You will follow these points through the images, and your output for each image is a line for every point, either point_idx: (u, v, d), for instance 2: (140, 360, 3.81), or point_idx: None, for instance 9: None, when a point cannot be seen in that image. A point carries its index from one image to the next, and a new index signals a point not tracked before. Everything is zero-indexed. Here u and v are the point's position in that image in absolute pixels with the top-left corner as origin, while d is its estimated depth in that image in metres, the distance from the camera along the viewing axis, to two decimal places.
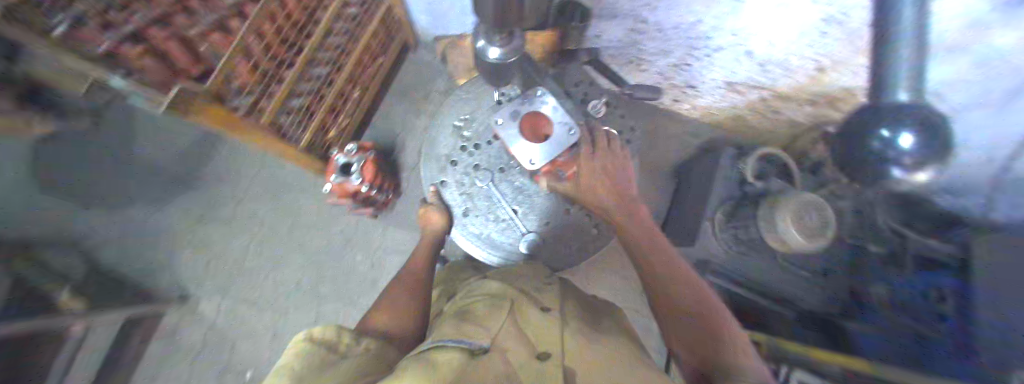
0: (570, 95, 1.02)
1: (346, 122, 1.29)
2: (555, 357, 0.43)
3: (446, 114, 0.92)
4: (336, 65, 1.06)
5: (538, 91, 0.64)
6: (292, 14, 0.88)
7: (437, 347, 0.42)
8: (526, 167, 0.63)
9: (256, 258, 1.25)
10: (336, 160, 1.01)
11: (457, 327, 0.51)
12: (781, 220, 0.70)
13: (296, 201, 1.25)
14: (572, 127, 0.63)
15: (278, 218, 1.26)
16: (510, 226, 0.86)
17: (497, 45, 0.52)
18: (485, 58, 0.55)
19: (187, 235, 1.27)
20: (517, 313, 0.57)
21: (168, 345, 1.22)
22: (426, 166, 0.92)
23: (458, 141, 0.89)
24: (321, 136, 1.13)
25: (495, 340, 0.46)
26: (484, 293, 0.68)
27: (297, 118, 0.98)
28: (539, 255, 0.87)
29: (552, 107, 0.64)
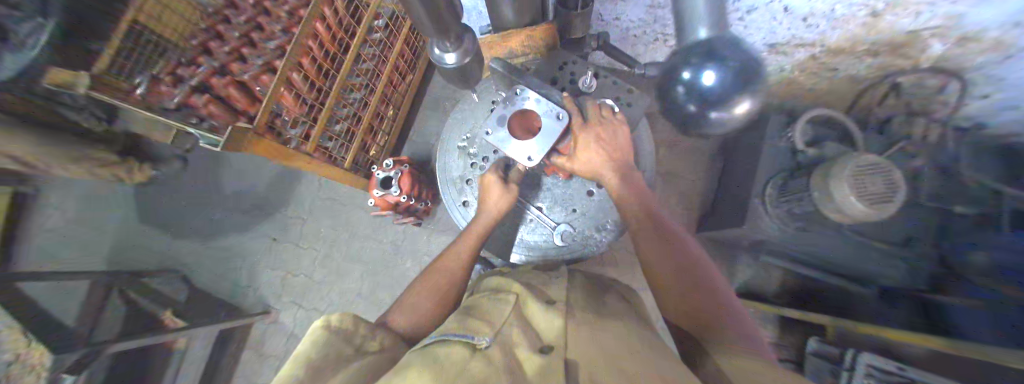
0: (559, 78, 1.04)
1: (386, 139, 1.67)
2: (557, 350, 0.46)
3: (450, 140, 1.11)
4: (370, 88, 1.44)
5: (518, 90, 0.78)
6: (325, 47, 1.24)
7: (440, 342, 0.47)
8: (525, 163, 0.76)
9: (328, 267, 1.67)
10: (377, 175, 1.22)
11: (462, 320, 0.56)
12: (835, 182, 0.71)
13: (354, 214, 1.67)
14: (558, 111, 0.76)
15: (338, 228, 1.67)
16: (538, 225, 1.02)
17: (450, 52, 0.70)
18: (443, 64, 0.72)
19: (275, 249, 1.75)
20: (522, 305, 0.62)
21: (263, 344, 1.71)
22: (445, 191, 1.09)
23: (467, 160, 1.08)
24: (363, 155, 1.54)
25: (497, 335, 0.48)
26: (494, 288, 0.75)
27: (339, 141, 1.40)
28: (565, 248, 1.01)
29: (533, 101, 0.77)
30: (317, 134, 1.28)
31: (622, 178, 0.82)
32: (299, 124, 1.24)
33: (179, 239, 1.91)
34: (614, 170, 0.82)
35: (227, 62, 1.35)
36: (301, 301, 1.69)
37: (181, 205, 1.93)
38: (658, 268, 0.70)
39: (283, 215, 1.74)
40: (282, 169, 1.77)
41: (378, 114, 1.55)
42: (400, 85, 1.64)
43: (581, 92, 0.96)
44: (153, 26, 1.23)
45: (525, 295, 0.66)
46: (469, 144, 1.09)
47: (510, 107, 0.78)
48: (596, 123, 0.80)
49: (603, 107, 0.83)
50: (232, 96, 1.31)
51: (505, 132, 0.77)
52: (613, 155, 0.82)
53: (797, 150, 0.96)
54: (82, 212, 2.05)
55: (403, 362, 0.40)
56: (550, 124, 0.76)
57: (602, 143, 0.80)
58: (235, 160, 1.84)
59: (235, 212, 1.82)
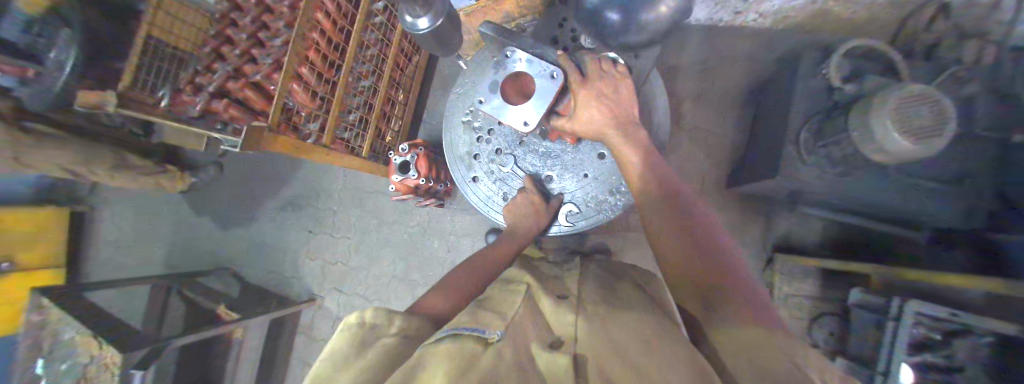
0: (557, 41, 0.97)
1: (400, 125, 1.68)
2: (568, 347, 0.44)
3: (453, 116, 1.10)
4: (377, 72, 1.43)
5: (509, 53, 0.75)
6: (327, 34, 1.25)
7: (452, 333, 0.47)
8: (522, 129, 0.75)
9: (360, 254, 1.75)
10: (395, 161, 1.23)
11: (474, 314, 0.57)
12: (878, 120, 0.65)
13: (378, 202, 1.72)
14: (551, 70, 0.73)
15: (366, 217, 1.73)
16: (555, 191, 1.02)
17: (423, 14, 0.68)
18: (416, 29, 0.71)
19: (307, 240, 1.85)
20: (534, 302, 0.63)
21: (313, 330, 1.84)
22: (455, 168, 1.10)
23: (473, 134, 1.07)
24: (379, 143, 1.56)
25: (508, 327, 0.49)
26: (508, 278, 0.78)
27: (355, 131, 1.42)
28: (586, 213, 1.01)
29: (524, 62, 0.75)
30: (332, 126, 1.31)
31: (630, 137, 0.75)
32: (316, 118, 1.30)
33: (222, 239, 2.05)
34: (617, 126, 0.74)
35: (239, 65, 1.38)
36: (340, 288, 1.79)
37: (219, 207, 2.06)
38: (668, 237, 0.66)
39: (314, 209, 1.82)
40: (306, 164, 1.83)
41: (389, 99, 1.54)
42: (407, 68, 1.62)
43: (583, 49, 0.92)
44: (165, 38, 1.35)
45: (538, 290, 0.68)
46: (473, 118, 1.07)
47: (502, 71, 0.77)
48: (597, 76, 0.74)
49: (603, 60, 0.76)
50: (248, 97, 1.34)
51: (499, 100, 0.77)
52: (615, 112, 0.75)
53: (833, 87, 0.87)
54: (137, 222, 2.25)
55: (427, 349, 0.43)
56: (545, 85, 0.74)
57: (607, 99, 0.74)
58: (261, 158, 1.93)
59: (269, 209, 1.93)
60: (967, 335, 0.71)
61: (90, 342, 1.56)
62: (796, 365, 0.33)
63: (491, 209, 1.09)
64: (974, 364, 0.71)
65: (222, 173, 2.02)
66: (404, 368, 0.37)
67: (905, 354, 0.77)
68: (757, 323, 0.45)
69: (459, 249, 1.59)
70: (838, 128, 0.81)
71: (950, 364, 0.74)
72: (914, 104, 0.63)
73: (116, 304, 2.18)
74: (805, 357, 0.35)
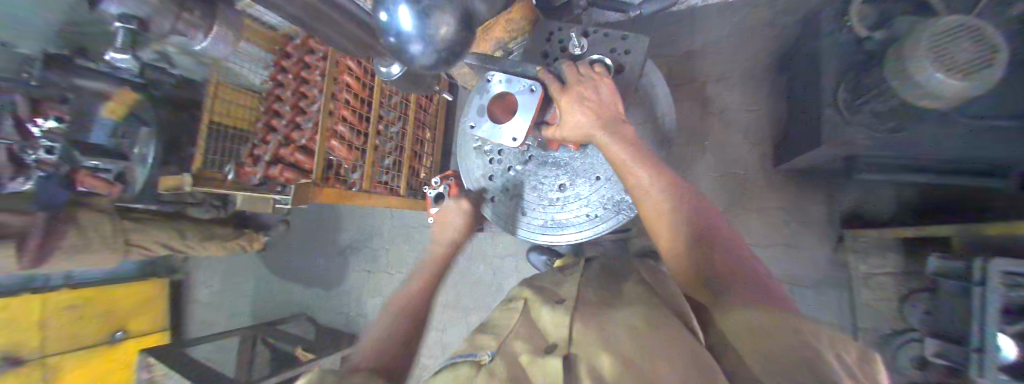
0: (548, 55, 0.98)
1: (431, 159, 1.81)
2: (561, 349, 0.52)
3: (466, 145, 1.19)
4: (402, 116, 1.57)
5: (488, 76, 0.79)
6: (353, 89, 1.42)
7: (450, 364, 0.55)
8: (511, 145, 0.74)
9: (414, 286, 1.88)
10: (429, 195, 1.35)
11: (471, 340, 0.63)
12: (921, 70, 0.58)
13: (422, 234, 1.85)
14: (531, 83, 0.74)
15: (413, 250, 1.87)
16: (571, 197, 1.04)
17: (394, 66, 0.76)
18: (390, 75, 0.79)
19: (364, 279, 2.02)
20: (530, 313, 0.67)
21: None
22: (473, 193, 1.18)
23: (484, 158, 1.15)
24: (415, 178, 1.70)
25: (499, 347, 0.55)
26: (508, 299, 0.80)
27: (393, 172, 1.57)
28: (605, 215, 1.00)
29: (501, 83, 0.78)
30: (369, 173, 1.45)
31: (618, 132, 0.71)
32: (357, 168, 1.47)
33: (294, 288, 2.30)
34: (602, 123, 0.71)
35: (287, 133, 1.58)
36: (400, 320, 1.93)
37: (289, 260, 2.32)
38: (663, 223, 0.65)
39: (368, 249, 1.99)
40: (356, 210, 2.02)
41: (417, 139, 1.67)
42: (429, 108, 1.75)
43: (573, 57, 0.92)
44: (221, 120, 1.60)
45: (532, 301, 0.71)
46: (482, 143, 1.15)
47: (484, 96, 0.80)
48: (575, 81, 0.74)
49: (581, 65, 0.78)
50: (298, 160, 1.51)
51: (488, 122, 0.79)
52: (600, 111, 0.72)
53: (863, 37, 0.81)
54: (223, 284, 2.60)
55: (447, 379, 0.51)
56: (526, 99, 0.74)
57: (588, 101, 0.72)
58: (319, 210, 2.16)
59: (330, 254, 2.13)
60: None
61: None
62: (804, 355, 0.36)
63: (514, 226, 1.12)
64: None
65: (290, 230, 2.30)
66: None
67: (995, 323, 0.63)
68: (768, 311, 0.46)
69: (503, 269, 1.66)
70: (873, 82, 0.76)
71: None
72: (948, 40, 0.53)
73: (214, 358, 2.51)
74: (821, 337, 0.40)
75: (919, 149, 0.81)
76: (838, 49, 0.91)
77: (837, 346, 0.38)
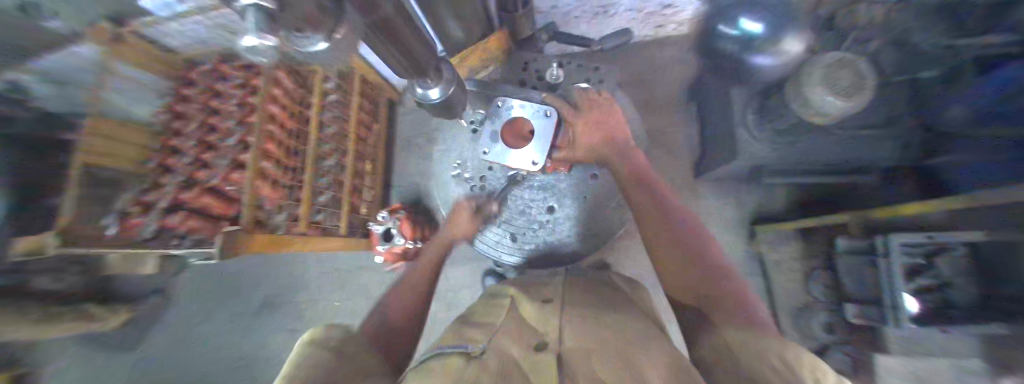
0: (524, 81, 1.08)
1: (372, 194, 1.65)
2: (552, 347, 0.43)
3: (443, 171, 1.11)
4: (342, 148, 1.40)
5: (498, 102, 0.79)
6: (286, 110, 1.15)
7: (430, 356, 0.43)
8: (531, 169, 0.75)
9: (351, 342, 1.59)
10: (375, 230, 1.21)
11: (459, 332, 0.51)
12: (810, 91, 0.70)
13: (361, 277, 1.63)
14: (546, 109, 0.77)
15: (352, 298, 1.62)
16: (563, 218, 1.02)
17: (434, 86, 0.77)
18: (429, 100, 0.80)
19: (284, 344, 1.66)
20: (521, 313, 0.57)
21: None
22: (457, 223, 1.08)
23: (465, 185, 1.06)
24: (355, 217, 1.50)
25: (493, 340, 0.45)
26: (490, 294, 0.74)
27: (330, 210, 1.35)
28: (597, 229, 1.04)
29: (518, 109, 0.78)
30: (306, 213, 1.20)
31: (621, 155, 0.79)
32: (284, 207, 1.15)
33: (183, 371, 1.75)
34: (607, 144, 0.80)
35: (191, 172, 1.05)
36: None
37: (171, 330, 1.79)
38: (652, 227, 0.68)
39: (294, 303, 1.67)
40: (279, 259, 1.69)
41: (357, 171, 1.51)
42: (369, 138, 1.62)
43: (550, 83, 1.00)
44: None
45: (521, 298, 0.65)
46: (462, 170, 1.08)
47: (497, 121, 0.79)
48: (588, 107, 0.81)
49: (589, 91, 0.84)
50: (206, 205, 1.00)
51: (501, 146, 0.78)
52: (608, 135, 0.80)
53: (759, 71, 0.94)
54: None
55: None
56: (541, 123, 0.76)
57: (601, 127, 0.80)
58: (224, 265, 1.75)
59: (240, 316, 1.71)
60: (945, 252, 0.70)
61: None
62: (784, 378, 0.33)
63: (507, 255, 1.05)
64: (963, 275, 0.68)
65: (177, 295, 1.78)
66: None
67: (904, 285, 0.72)
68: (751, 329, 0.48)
69: (458, 305, 1.52)
70: (775, 105, 0.88)
71: (941, 283, 0.70)
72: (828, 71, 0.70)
73: None
74: (794, 355, 0.38)
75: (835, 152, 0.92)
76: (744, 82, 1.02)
77: (813, 360, 0.37)
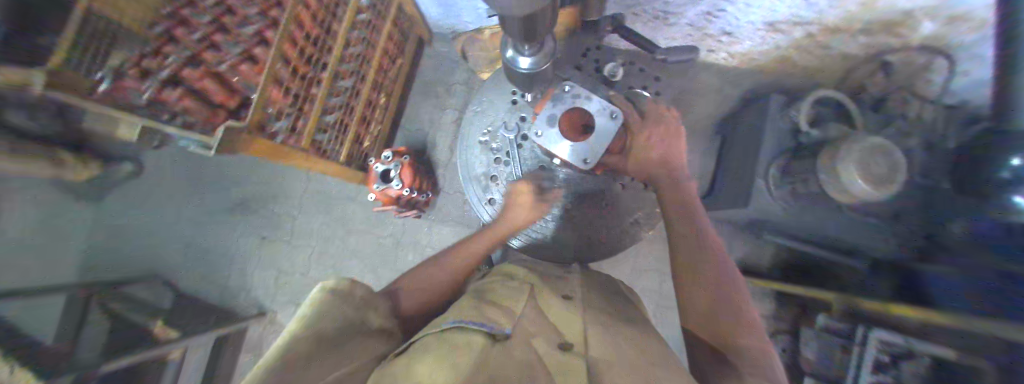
0: (580, 68, 0.97)
1: (378, 129, 1.59)
2: (577, 350, 0.42)
3: (471, 133, 1.03)
4: (360, 75, 1.33)
5: (567, 85, 0.72)
6: (317, 17, 1.08)
7: (456, 326, 0.42)
8: (580, 166, 0.70)
9: (323, 268, 1.61)
10: (376, 169, 1.20)
11: (478, 307, 0.51)
12: (843, 165, 0.72)
13: (345, 208, 1.62)
14: (613, 110, 0.70)
15: (334, 225, 1.61)
16: (575, 217, 0.99)
17: (528, 53, 0.55)
18: (515, 69, 0.58)
19: (257, 250, 1.65)
20: (540, 302, 0.57)
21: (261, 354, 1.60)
22: (470, 189, 1.03)
23: (490, 155, 1.01)
24: (357, 148, 1.46)
25: (515, 326, 0.44)
26: (505, 275, 0.72)
27: (333, 134, 1.29)
28: (604, 239, 1.00)
29: (587, 102, 0.71)
30: (311, 129, 1.16)
31: (671, 178, 0.76)
32: (285, 115, 1.06)
33: (146, 246, 1.73)
34: (660, 164, 0.76)
35: (198, 51, 0.98)
36: (286, 307, 1.61)
37: (142, 204, 1.73)
38: (685, 254, 0.67)
39: (273, 215, 1.65)
40: (269, 166, 1.65)
41: (370, 102, 1.46)
42: (390, 71, 1.55)
43: (606, 80, 0.93)
44: None
45: (541, 289, 0.63)
46: (491, 138, 1.01)
47: (560, 105, 0.72)
48: (654, 120, 0.77)
49: (661, 106, 0.80)
50: (206, 90, 0.96)
51: (554, 131, 0.71)
52: (666, 155, 0.76)
53: (801, 131, 0.95)
54: None
55: (425, 354, 0.34)
56: (604, 124, 0.71)
57: (656, 144, 0.76)
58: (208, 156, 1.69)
59: (217, 212, 1.69)
60: (912, 357, 0.73)
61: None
62: None
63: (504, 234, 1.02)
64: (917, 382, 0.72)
65: (149, 172, 1.71)
66: (404, 359, 0.34)
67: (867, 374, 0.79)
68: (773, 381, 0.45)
69: None
70: (803, 168, 0.88)
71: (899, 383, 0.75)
72: (871, 154, 0.70)
73: None
74: None
75: (851, 231, 0.93)
76: (779, 133, 1.03)
77: None
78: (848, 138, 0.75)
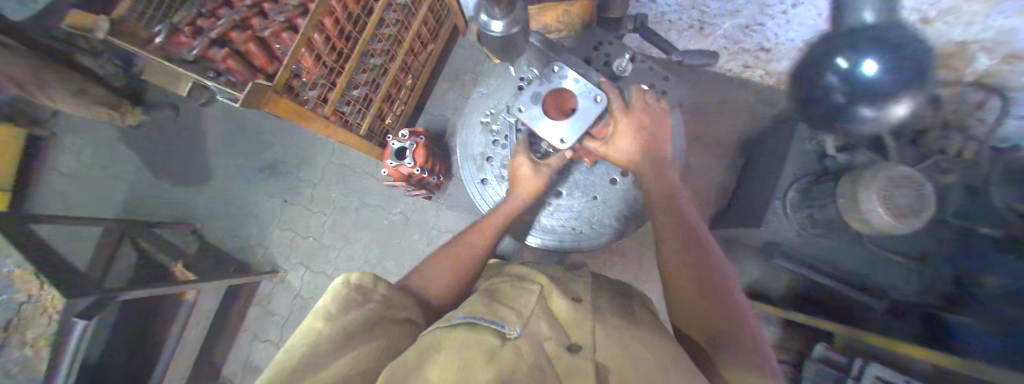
0: (590, 62, 0.96)
1: (402, 109, 1.64)
2: (588, 351, 0.43)
3: (473, 115, 1.06)
4: (391, 54, 1.37)
5: (556, 68, 0.69)
6: None
7: (468, 322, 0.43)
8: (556, 146, 0.71)
9: (335, 235, 1.68)
10: (393, 145, 1.24)
11: (487, 305, 0.51)
12: (865, 194, 0.69)
13: (361, 181, 1.68)
14: (599, 94, 0.69)
15: (350, 196, 1.68)
16: (564, 208, 0.99)
17: (500, 17, 0.50)
18: (487, 33, 0.53)
19: (276, 208, 1.75)
20: (548, 300, 0.57)
21: (270, 308, 1.70)
22: (466, 167, 1.06)
23: (489, 137, 1.03)
24: (379, 123, 1.50)
25: (525, 325, 0.45)
26: (514, 276, 0.69)
27: (358, 106, 1.34)
28: (591, 233, 0.99)
29: (572, 81, 0.70)
30: (337, 98, 1.20)
31: (657, 172, 0.78)
32: (318, 86, 1.18)
33: (176, 193, 1.84)
34: (648, 158, 0.77)
35: (247, 17, 1.07)
36: (297, 268, 1.70)
37: (177, 153, 1.84)
38: (673, 255, 0.66)
39: (296, 178, 1.74)
40: (297, 132, 1.74)
41: (396, 82, 1.50)
42: (421, 55, 1.59)
43: (612, 75, 0.91)
44: None
45: (550, 284, 0.62)
46: (493, 120, 1.03)
47: (545, 85, 0.71)
48: (639, 109, 0.76)
49: (647, 95, 0.78)
50: (250, 52, 1.05)
51: (538, 111, 0.72)
52: (648, 144, 0.77)
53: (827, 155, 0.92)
54: (47, 157, 1.87)
55: (448, 348, 0.36)
56: (587, 107, 0.70)
57: (642, 131, 0.75)
58: (243, 115, 1.79)
59: (245, 170, 1.79)
60: None
61: (52, 301, 1.22)
62: None
63: None
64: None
65: (184, 122, 1.81)
66: (434, 347, 0.36)
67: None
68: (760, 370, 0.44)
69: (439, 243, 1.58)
70: (825, 194, 0.85)
71: None
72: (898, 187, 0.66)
73: None
74: None
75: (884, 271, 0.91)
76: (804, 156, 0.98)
77: None
78: (875, 167, 0.71)
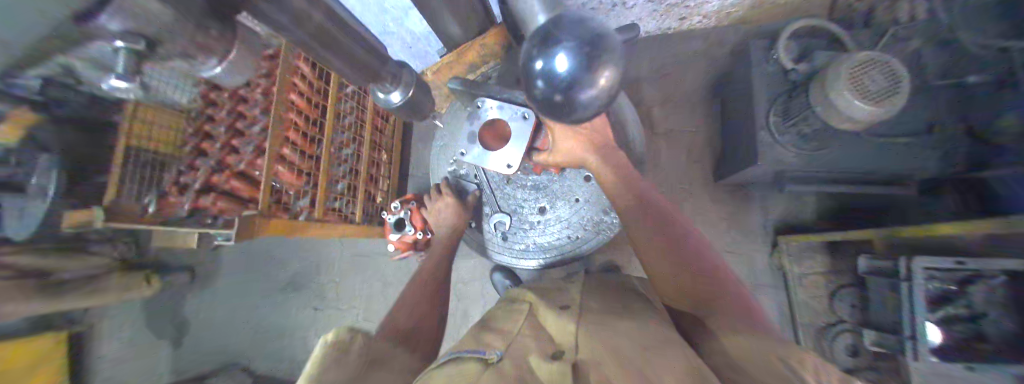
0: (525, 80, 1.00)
1: (388, 182, 1.67)
2: (567, 356, 0.45)
3: (439, 167, 1.10)
4: (358, 138, 1.40)
5: (478, 103, 0.80)
6: (305, 95, 1.18)
7: (451, 359, 0.46)
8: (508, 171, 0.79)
9: (369, 323, 1.69)
10: (390, 221, 1.26)
11: (477, 336, 0.55)
12: (837, 93, 0.69)
13: (376, 264, 1.70)
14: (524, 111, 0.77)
15: (370, 282, 1.70)
16: (549, 221, 1.00)
17: (392, 90, 0.79)
18: (389, 103, 0.82)
19: (308, 320, 1.77)
20: (537, 319, 0.59)
21: None
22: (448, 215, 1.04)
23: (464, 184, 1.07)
24: (370, 205, 1.53)
25: (508, 347, 0.48)
26: (509, 300, 0.75)
27: (347, 199, 1.35)
28: (586, 235, 1.00)
29: (495, 109, 0.79)
30: (323, 199, 1.22)
31: (607, 159, 0.77)
32: (304, 195, 1.19)
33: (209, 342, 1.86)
34: (597, 147, 0.76)
35: (222, 157, 1.09)
36: None
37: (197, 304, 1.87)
38: (649, 246, 0.69)
39: (315, 284, 1.77)
40: (302, 241, 1.79)
41: (373, 161, 1.53)
42: (385, 129, 1.64)
43: None
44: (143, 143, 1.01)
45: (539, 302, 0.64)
46: (458, 166, 1.06)
47: (475, 121, 0.81)
48: None
49: None
50: (234, 188, 1.07)
51: (479, 148, 0.81)
52: (592, 137, 0.76)
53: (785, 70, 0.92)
54: None
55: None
56: (520, 126, 0.78)
57: (582, 127, 0.74)
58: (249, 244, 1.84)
59: (268, 293, 1.83)
60: (980, 279, 0.68)
61: None
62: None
63: (503, 252, 1.06)
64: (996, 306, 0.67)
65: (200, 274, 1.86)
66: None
67: (924, 307, 0.72)
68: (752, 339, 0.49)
69: (467, 294, 1.56)
70: (802, 106, 0.83)
71: (976, 312, 0.69)
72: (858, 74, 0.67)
73: None
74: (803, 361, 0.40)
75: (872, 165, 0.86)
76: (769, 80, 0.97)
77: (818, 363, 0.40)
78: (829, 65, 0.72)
